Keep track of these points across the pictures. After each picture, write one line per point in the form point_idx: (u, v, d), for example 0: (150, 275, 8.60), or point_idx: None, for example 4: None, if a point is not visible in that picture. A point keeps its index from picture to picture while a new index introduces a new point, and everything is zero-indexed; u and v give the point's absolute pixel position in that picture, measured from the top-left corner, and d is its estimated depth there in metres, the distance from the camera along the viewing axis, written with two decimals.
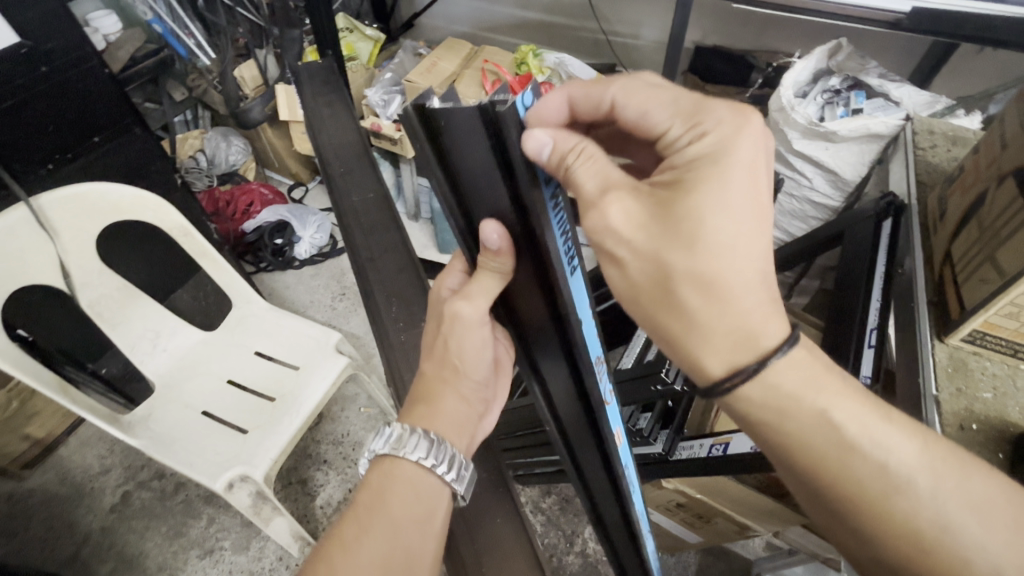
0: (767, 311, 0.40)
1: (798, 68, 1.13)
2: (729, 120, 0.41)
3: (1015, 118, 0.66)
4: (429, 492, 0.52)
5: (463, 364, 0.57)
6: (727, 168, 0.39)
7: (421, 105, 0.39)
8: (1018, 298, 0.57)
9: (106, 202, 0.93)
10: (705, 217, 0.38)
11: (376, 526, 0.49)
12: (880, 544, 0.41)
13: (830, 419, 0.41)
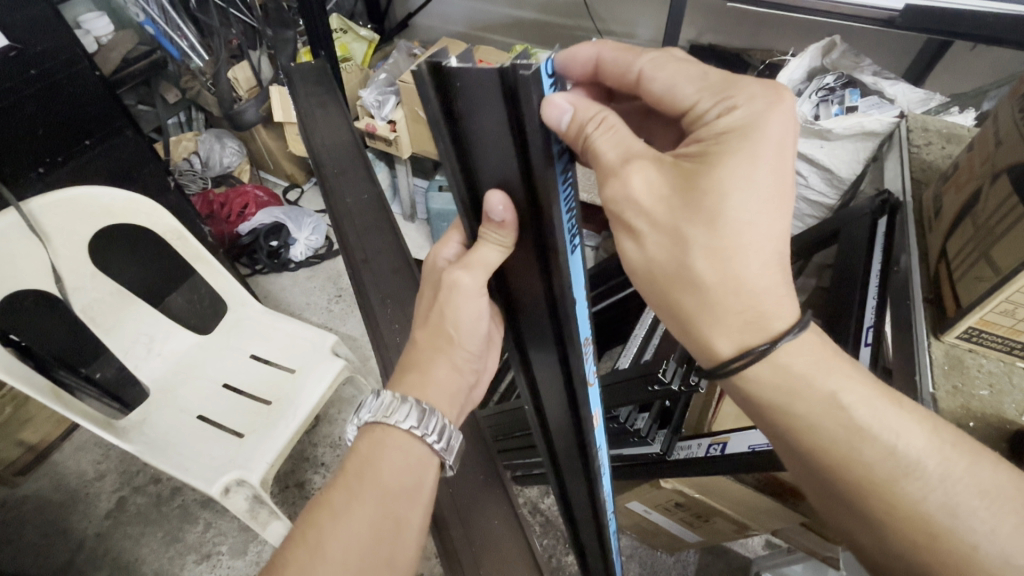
0: (781, 293, 0.40)
1: (791, 66, 1.15)
2: (760, 96, 0.39)
3: (1009, 115, 0.66)
4: (419, 460, 0.52)
5: (457, 336, 0.55)
6: (755, 143, 0.38)
7: (436, 64, 0.39)
8: (1015, 296, 0.57)
9: (98, 206, 0.92)
10: (729, 192, 0.37)
11: (366, 492, 0.49)
12: (891, 532, 0.40)
13: (845, 404, 0.41)
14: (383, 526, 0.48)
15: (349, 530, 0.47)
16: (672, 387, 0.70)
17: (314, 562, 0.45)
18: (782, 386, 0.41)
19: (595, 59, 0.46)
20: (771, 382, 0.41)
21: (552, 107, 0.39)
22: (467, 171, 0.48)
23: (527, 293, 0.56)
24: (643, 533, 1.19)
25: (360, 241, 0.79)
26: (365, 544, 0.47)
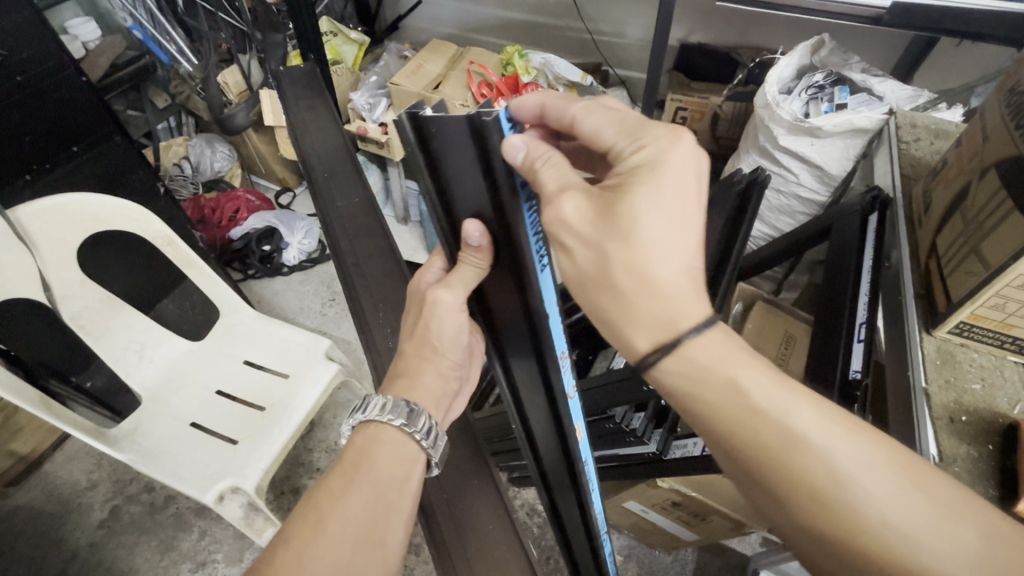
0: (693, 295, 0.39)
1: (782, 64, 1.14)
2: (666, 135, 0.40)
3: (995, 111, 0.66)
4: (408, 454, 0.51)
5: (441, 349, 0.56)
6: (662, 176, 0.39)
7: (415, 114, 0.44)
8: (1005, 290, 0.57)
9: (86, 213, 0.91)
10: (643, 215, 0.38)
11: (358, 480, 0.48)
12: (791, 506, 0.38)
13: (736, 382, 0.38)
14: (373, 516, 0.47)
15: (340, 515, 0.46)
16: None
17: (307, 548, 0.44)
18: (685, 371, 0.39)
19: (540, 109, 0.46)
20: (677, 371, 0.39)
21: (510, 145, 0.42)
22: (444, 206, 0.51)
23: (506, 308, 0.57)
24: (640, 532, 1.19)
25: (352, 245, 0.79)
26: (357, 531, 0.46)
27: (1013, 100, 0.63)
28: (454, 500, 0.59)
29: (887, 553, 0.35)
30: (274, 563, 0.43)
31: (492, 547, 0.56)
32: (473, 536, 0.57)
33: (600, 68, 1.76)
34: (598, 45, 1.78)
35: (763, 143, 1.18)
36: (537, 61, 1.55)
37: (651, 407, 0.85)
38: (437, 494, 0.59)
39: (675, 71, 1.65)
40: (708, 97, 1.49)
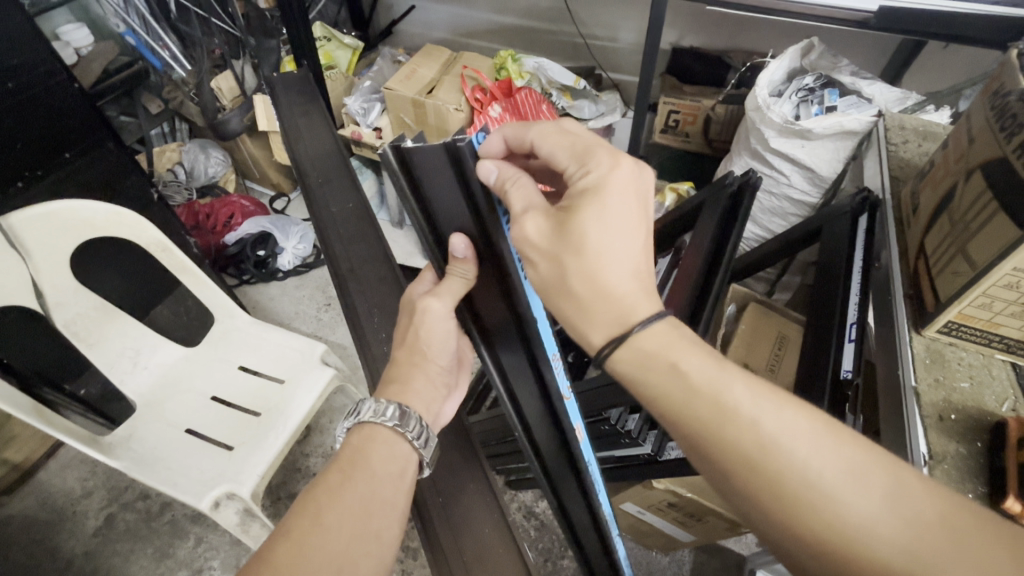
0: (643, 296, 0.42)
1: (772, 68, 1.15)
2: (607, 156, 0.44)
3: (980, 113, 0.67)
4: (401, 456, 0.52)
5: (431, 358, 0.57)
6: (603, 198, 0.43)
7: (398, 146, 0.49)
8: (990, 290, 0.58)
9: (79, 220, 0.90)
10: (592, 229, 0.42)
11: (354, 479, 0.48)
12: (732, 477, 0.39)
13: (676, 365, 0.41)
14: (370, 514, 0.47)
15: (337, 513, 0.45)
16: None
17: (304, 548, 0.43)
18: (635, 361, 0.42)
19: (503, 144, 0.50)
20: (628, 361, 0.42)
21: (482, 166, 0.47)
22: (432, 226, 0.55)
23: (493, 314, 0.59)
24: (638, 534, 1.19)
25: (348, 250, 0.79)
26: (355, 529, 0.45)
27: (996, 103, 0.64)
28: (449, 497, 0.59)
29: (810, 511, 0.36)
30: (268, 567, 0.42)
31: (488, 549, 0.56)
32: (468, 537, 0.57)
33: (593, 72, 1.77)
34: (592, 49, 1.80)
35: (754, 145, 1.19)
36: (530, 65, 1.56)
37: (647, 408, 0.83)
38: (432, 498, 0.59)
39: (668, 74, 1.66)
40: (700, 100, 1.50)
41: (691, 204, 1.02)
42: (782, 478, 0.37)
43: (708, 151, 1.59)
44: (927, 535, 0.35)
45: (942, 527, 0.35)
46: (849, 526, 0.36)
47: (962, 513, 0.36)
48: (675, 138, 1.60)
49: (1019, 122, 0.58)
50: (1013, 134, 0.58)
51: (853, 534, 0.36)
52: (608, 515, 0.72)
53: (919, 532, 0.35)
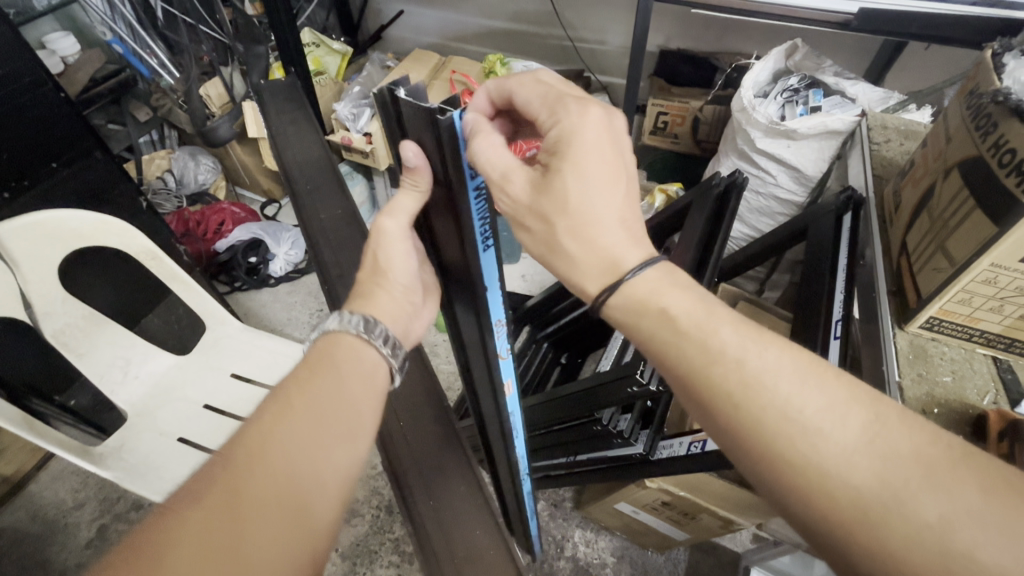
0: (627, 243, 0.44)
1: (757, 69, 1.17)
2: (576, 110, 0.45)
3: (957, 112, 0.69)
4: (369, 361, 0.46)
5: (396, 277, 0.53)
6: (580, 153, 0.44)
7: (392, 90, 0.46)
8: (970, 285, 0.59)
9: (66, 230, 0.90)
10: (572, 185, 0.44)
11: (321, 377, 0.42)
12: (717, 418, 0.39)
13: (667, 314, 0.42)
14: (341, 411, 0.41)
15: (304, 409, 0.40)
16: (650, 388, 0.72)
17: (269, 443, 0.37)
18: (627, 307, 0.43)
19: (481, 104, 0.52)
20: (620, 307, 0.44)
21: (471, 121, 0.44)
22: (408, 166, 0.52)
23: (450, 253, 0.56)
24: (633, 533, 1.20)
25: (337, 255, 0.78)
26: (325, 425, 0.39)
27: (972, 103, 0.65)
28: (430, 479, 0.56)
29: (789, 447, 0.36)
30: (232, 459, 0.36)
31: (481, 550, 0.52)
32: (459, 538, 0.53)
33: (582, 75, 1.78)
34: (580, 52, 1.81)
35: (741, 145, 1.21)
36: (519, 69, 1.57)
37: (637, 408, 0.85)
38: (422, 501, 0.55)
39: (656, 76, 1.68)
40: (688, 102, 1.52)
41: (678, 204, 1.03)
42: (760, 413, 0.37)
43: (697, 152, 1.60)
44: (906, 474, 0.33)
45: (929, 477, 0.33)
46: (829, 460, 0.35)
47: (942, 451, 0.35)
48: (664, 140, 1.62)
49: (992, 121, 0.59)
50: (988, 133, 0.59)
51: (829, 466, 0.35)
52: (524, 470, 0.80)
53: (896, 467, 0.34)
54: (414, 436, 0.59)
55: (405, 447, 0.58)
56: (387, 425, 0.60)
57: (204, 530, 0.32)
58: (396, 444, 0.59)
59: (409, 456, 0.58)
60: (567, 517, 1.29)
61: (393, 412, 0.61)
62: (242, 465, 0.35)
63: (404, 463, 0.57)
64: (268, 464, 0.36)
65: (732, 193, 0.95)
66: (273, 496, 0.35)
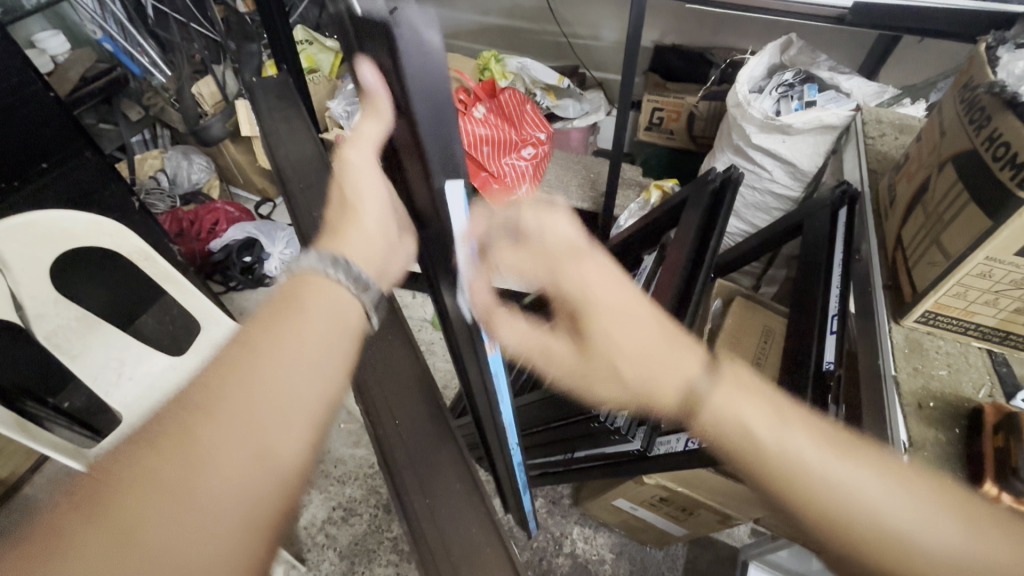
0: (677, 360, 0.46)
1: (752, 64, 1.16)
2: (574, 273, 0.49)
3: (951, 106, 0.69)
4: (338, 299, 0.41)
5: (363, 212, 0.49)
6: (601, 308, 0.48)
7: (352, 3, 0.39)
8: (965, 279, 0.60)
9: (56, 230, 0.88)
10: (613, 350, 0.47)
11: (288, 319, 0.39)
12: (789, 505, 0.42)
13: (744, 425, 0.43)
14: (307, 358, 0.37)
15: (265, 354, 0.36)
16: None
17: (226, 389, 0.34)
18: (711, 417, 0.44)
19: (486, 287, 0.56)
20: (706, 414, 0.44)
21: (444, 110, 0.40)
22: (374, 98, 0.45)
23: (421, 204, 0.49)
24: (631, 529, 1.20)
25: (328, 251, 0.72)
26: (288, 373, 0.36)
27: (965, 96, 0.65)
28: (425, 477, 0.56)
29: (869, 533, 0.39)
30: (177, 415, 0.32)
31: (475, 547, 0.52)
32: (453, 537, 0.53)
33: (577, 71, 1.77)
34: (574, 48, 1.81)
35: (737, 141, 1.21)
36: (513, 66, 1.60)
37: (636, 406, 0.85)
38: (417, 498, 0.54)
39: (650, 72, 1.68)
40: (683, 98, 1.52)
41: (674, 201, 1.03)
42: (829, 505, 0.40)
43: (692, 148, 1.60)
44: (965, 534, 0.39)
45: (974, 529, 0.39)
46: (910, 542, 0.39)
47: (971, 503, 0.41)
48: (659, 136, 1.62)
49: (986, 114, 0.59)
50: (981, 126, 0.59)
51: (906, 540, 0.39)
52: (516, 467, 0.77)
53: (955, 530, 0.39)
54: (410, 433, 0.58)
55: (400, 445, 0.57)
56: (381, 423, 0.59)
57: (151, 480, 0.30)
58: (391, 442, 0.58)
59: (404, 454, 0.57)
60: (565, 514, 1.29)
61: (387, 409, 0.60)
62: (196, 413, 0.33)
63: (400, 461, 0.57)
64: (217, 420, 0.33)
65: (727, 189, 0.95)
66: (230, 446, 0.32)
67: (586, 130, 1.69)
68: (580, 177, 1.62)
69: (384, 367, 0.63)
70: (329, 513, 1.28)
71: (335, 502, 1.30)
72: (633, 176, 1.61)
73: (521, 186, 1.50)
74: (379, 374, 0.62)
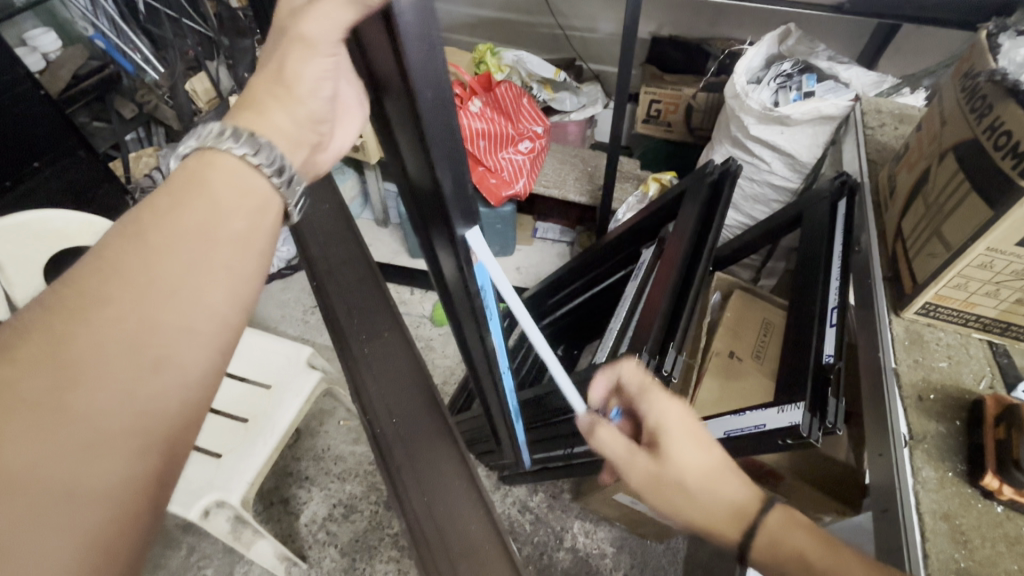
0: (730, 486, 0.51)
1: (750, 54, 1.15)
2: (659, 401, 0.55)
3: (951, 94, 0.68)
4: (253, 190, 0.34)
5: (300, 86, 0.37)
6: (672, 432, 0.53)
7: None
8: (965, 269, 0.59)
9: (51, 230, 0.88)
10: (682, 471, 0.51)
11: (188, 209, 0.32)
12: None
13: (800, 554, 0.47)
14: (210, 256, 0.32)
15: (148, 258, 0.30)
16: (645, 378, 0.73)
17: (101, 297, 0.29)
18: (768, 553, 0.48)
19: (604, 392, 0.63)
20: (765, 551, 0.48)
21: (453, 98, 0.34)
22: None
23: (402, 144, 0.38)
24: (631, 523, 1.20)
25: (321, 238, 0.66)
26: (186, 275, 0.31)
27: (967, 84, 0.64)
28: (422, 474, 0.52)
29: None
30: (56, 309, 0.28)
31: (475, 545, 0.48)
32: (453, 535, 0.49)
33: (573, 64, 1.76)
34: (571, 40, 1.79)
35: (735, 133, 1.20)
36: (510, 59, 1.56)
37: None
38: (415, 496, 0.51)
39: (648, 64, 1.66)
40: (681, 90, 1.50)
41: (671, 195, 1.03)
42: None
43: (691, 140, 1.59)
44: None
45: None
46: None
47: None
48: (657, 128, 1.61)
49: (988, 102, 0.58)
50: (983, 114, 0.58)
51: None
52: (514, 410, 0.80)
53: None
54: (409, 431, 0.55)
55: (398, 443, 0.54)
56: (377, 421, 0.56)
57: (15, 405, 0.26)
58: (388, 440, 0.54)
59: (403, 452, 0.53)
60: (566, 508, 1.29)
61: (384, 407, 0.56)
62: (70, 320, 0.28)
63: (397, 460, 0.53)
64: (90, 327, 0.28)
65: (726, 182, 0.95)
66: (114, 361, 0.28)
67: (583, 123, 1.69)
68: (578, 171, 1.61)
69: (381, 364, 0.59)
70: (329, 510, 1.28)
71: (336, 500, 1.30)
72: (631, 169, 1.60)
73: (517, 181, 1.49)
74: (377, 371, 0.59)
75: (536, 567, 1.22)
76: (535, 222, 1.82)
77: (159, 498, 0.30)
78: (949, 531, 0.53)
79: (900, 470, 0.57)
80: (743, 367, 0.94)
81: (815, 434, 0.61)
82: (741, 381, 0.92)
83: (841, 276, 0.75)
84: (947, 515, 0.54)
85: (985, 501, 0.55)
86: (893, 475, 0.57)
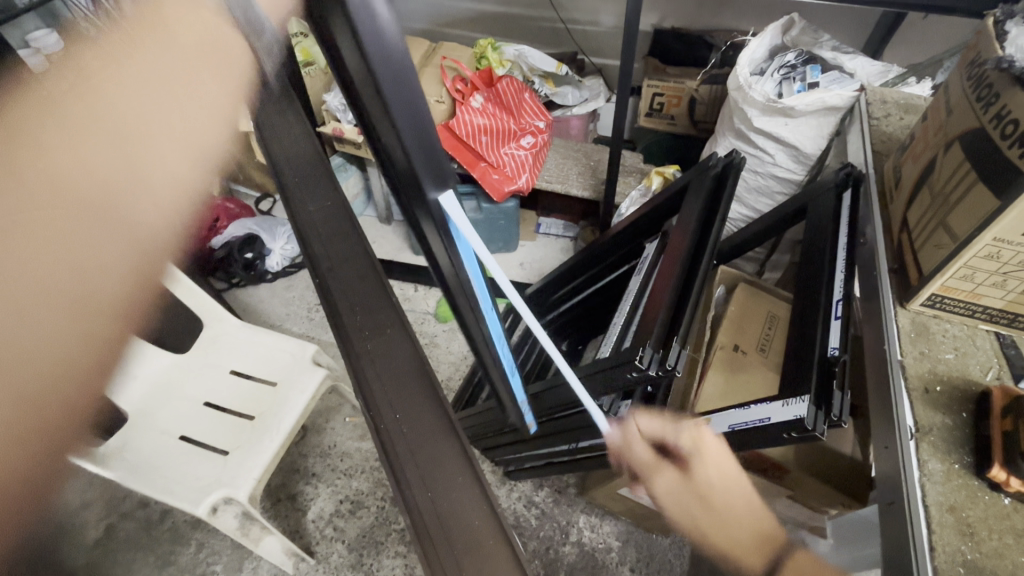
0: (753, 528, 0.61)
1: (753, 45, 1.14)
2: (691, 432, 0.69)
3: (957, 84, 0.67)
4: (218, 44, 0.40)
5: None
6: (708, 459, 0.67)
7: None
8: (972, 260, 0.58)
9: None
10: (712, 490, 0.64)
11: (156, 47, 0.38)
12: None
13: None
14: (188, 97, 0.38)
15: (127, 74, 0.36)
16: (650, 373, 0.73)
17: (102, 112, 0.35)
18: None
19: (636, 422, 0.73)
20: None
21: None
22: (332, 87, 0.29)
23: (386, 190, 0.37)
24: (637, 517, 1.20)
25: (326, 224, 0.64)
26: (164, 111, 0.37)
27: (973, 73, 0.63)
28: (429, 474, 0.46)
29: None
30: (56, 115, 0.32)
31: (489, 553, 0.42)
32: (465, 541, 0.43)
33: (575, 57, 1.75)
34: (572, 34, 1.78)
35: (738, 125, 1.19)
36: (511, 53, 1.54)
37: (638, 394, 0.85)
38: (420, 494, 0.45)
39: (650, 56, 1.65)
40: (683, 82, 1.49)
41: (675, 188, 1.03)
42: None
43: (694, 133, 1.58)
44: None
45: None
46: None
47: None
48: (660, 121, 1.60)
49: (994, 91, 0.58)
50: (990, 103, 0.58)
51: None
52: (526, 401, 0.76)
53: None
54: (414, 428, 0.48)
55: (402, 440, 0.47)
56: (380, 416, 0.49)
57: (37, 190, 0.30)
58: (391, 436, 0.47)
59: (407, 450, 0.47)
60: (571, 503, 1.29)
61: (387, 402, 0.50)
62: (52, 113, 0.31)
63: (400, 457, 0.47)
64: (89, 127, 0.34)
65: (729, 175, 0.94)
66: (106, 161, 0.35)
67: (585, 117, 1.68)
68: (580, 165, 1.60)
69: (385, 358, 0.53)
70: (336, 506, 1.29)
71: (343, 495, 1.31)
72: (634, 163, 1.59)
73: (520, 176, 1.49)
74: (380, 366, 0.53)
75: (542, 562, 1.23)
76: (538, 217, 1.83)
77: (143, 320, 0.32)
78: (955, 523, 0.53)
79: (905, 462, 0.57)
80: (747, 360, 0.94)
81: (820, 427, 0.61)
82: (746, 374, 0.92)
83: (846, 268, 0.74)
84: (953, 507, 0.54)
85: (991, 493, 0.55)
86: (898, 468, 0.57)
